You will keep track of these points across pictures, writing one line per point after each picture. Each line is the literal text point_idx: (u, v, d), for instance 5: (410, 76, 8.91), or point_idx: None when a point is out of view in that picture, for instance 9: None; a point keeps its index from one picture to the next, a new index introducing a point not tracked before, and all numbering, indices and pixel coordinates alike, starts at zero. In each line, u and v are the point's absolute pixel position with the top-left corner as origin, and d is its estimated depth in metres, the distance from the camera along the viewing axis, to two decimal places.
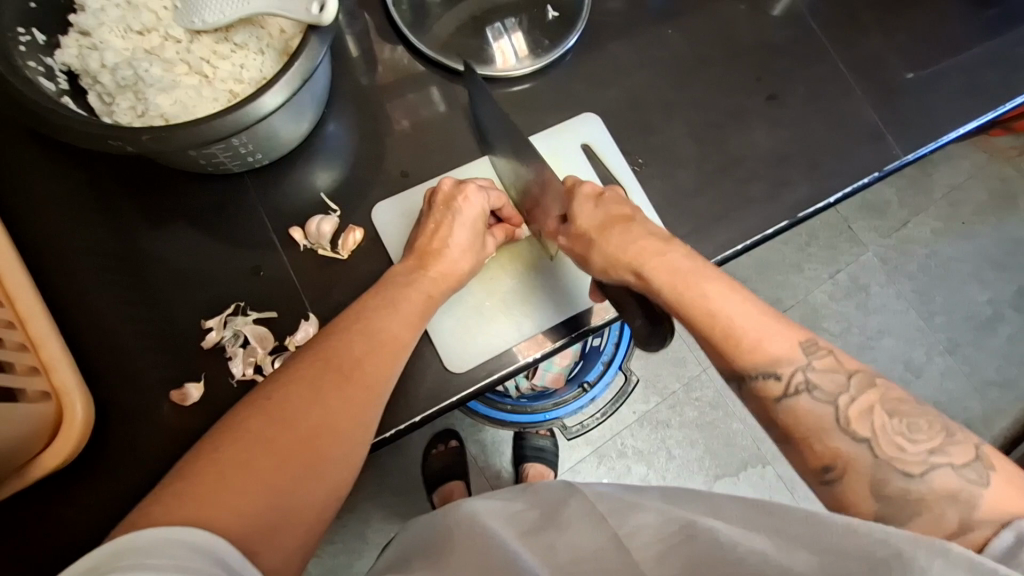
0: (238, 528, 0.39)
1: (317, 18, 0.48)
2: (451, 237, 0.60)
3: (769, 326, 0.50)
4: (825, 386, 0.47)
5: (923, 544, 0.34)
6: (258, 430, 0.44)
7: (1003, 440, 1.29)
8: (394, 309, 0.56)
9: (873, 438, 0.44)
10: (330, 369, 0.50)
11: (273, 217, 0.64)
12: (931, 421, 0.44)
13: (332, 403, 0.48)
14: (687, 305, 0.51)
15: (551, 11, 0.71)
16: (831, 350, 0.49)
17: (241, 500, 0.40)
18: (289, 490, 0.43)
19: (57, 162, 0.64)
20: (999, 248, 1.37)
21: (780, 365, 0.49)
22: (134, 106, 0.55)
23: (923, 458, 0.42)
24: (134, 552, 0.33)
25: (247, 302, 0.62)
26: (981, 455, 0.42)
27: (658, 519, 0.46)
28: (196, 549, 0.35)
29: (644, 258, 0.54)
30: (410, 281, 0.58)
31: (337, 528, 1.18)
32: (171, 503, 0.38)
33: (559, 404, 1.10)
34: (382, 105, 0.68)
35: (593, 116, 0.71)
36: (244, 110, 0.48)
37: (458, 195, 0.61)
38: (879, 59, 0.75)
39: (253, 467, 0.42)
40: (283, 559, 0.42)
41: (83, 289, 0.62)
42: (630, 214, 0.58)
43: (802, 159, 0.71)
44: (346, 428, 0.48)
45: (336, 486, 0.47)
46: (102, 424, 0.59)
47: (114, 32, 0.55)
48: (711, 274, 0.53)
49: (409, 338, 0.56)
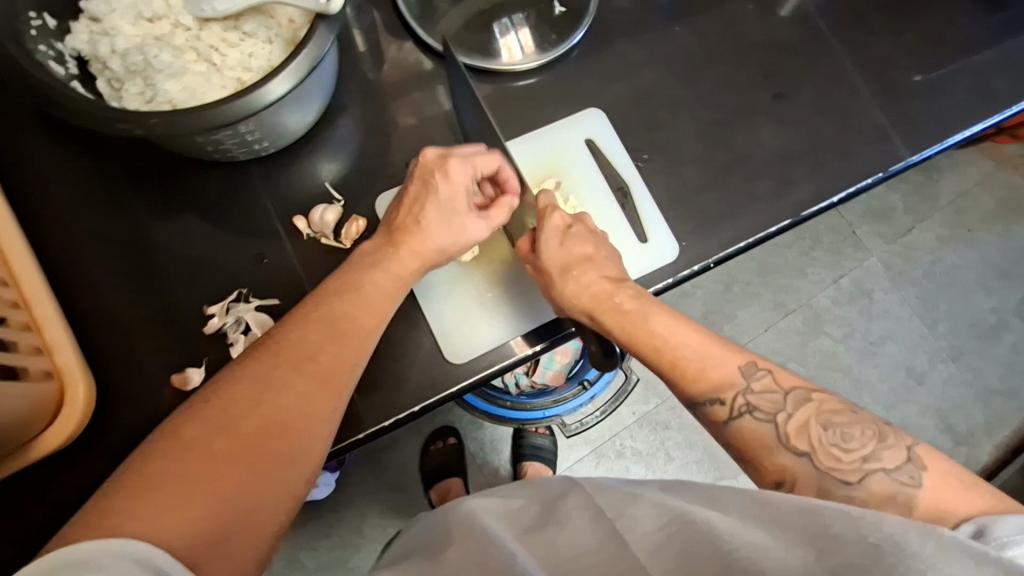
0: (176, 535, 0.39)
1: (325, 5, 0.50)
2: (427, 215, 0.59)
3: (713, 352, 0.53)
4: (765, 406, 0.49)
5: (920, 530, 0.36)
6: (207, 426, 0.45)
7: (1004, 448, 1.29)
8: (358, 294, 0.56)
9: (815, 454, 0.46)
10: (279, 360, 0.50)
11: (276, 206, 0.65)
12: (866, 428, 0.46)
13: (285, 395, 0.48)
14: (635, 344, 0.56)
15: (558, 7, 0.71)
16: (771, 371, 0.50)
17: (180, 506, 0.40)
18: (237, 492, 0.43)
19: (69, 149, 0.64)
20: (1005, 256, 1.37)
21: (723, 392, 0.51)
22: (143, 92, 0.55)
23: (862, 468, 0.45)
24: (70, 567, 0.35)
25: (249, 288, 0.63)
26: (912, 456, 0.44)
27: (651, 512, 0.46)
28: (138, 562, 0.36)
29: (597, 306, 0.58)
30: (378, 262, 0.58)
31: (334, 522, 1.18)
32: (109, 513, 0.39)
33: (558, 402, 1.09)
34: (387, 98, 0.69)
35: (596, 110, 0.71)
36: (252, 97, 0.49)
37: (438, 169, 0.59)
38: (887, 61, 0.75)
39: (197, 469, 0.43)
40: (228, 564, 0.41)
41: (89, 277, 0.62)
42: (592, 253, 0.61)
43: (806, 159, 0.71)
44: (302, 421, 0.48)
45: (291, 482, 0.47)
46: (105, 407, 0.59)
47: (126, 18, 0.55)
48: (657, 311, 0.56)
49: (375, 325, 0.56)
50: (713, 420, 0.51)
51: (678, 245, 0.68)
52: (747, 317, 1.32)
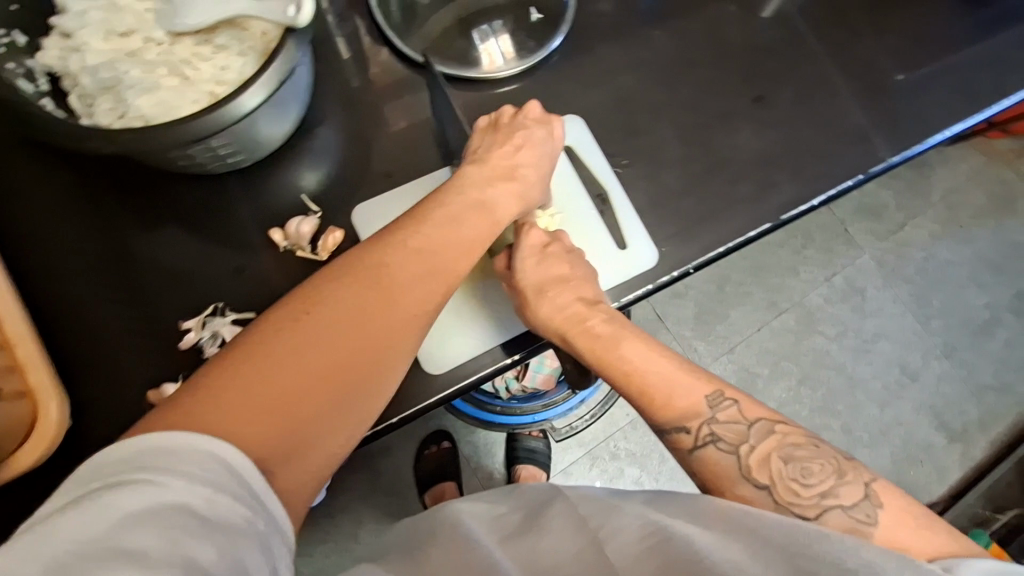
0: (258, 445, 0.40)
1: (292, 19, 0.49)
2: (521, 159, 0.62)
3: (682, 379, 0.53)
4: (729, 436, 0.50)
5: (900, 561, 0.38)
6: (303, 336, 0.45)
7: (999, 444, 1.29)
8: (451, 229, 0.55)
9: (774, 488, 0.47)
10: (375, 286, 0.49)
11: (254, 218, 0.64)
12: (825, 463, 0.47)
13: (376, 323, 0.48)
14: (606, 367, 0.56)
15: (535, 13, 0.71)
16: (736, 401, 0.51)
17: (267, 417, 0.41)
18: (320, 410, 0.44)
19: (50, 164, 0.64)
20: (998, 251, 1.37)
21: (688, 421, 0.51)
22: (115, 108, 0.55)
23: (820, 504, 0.45)
24: (166, 455, 0.36)
25: (226, 302, 0.62)
26: (870, 493, 0.45)
27: (637, 523, 0.46)
28: (224, 465, 0.38)
29: (569, 327, 0.58)
30: (478, 195, 0.59)
31: (328, 528, 1.18)
32: (201, 405, 0.40)
33: (547, 406, 1.08)
34: (367, 106, 0.69)
35: (574, 117, 0.71)
36: (221, 112, 0.49)
37: (547, 126, 0.64)
38: (869, 61, 0.74)
39: (288, 381, 0.43)
40: (299, 479, 0.43)
41: (70, 291, 0.62)
42: (569, 274, 0.61)
43: (788, 161, 0.71)
44: (387, 355, 0.48)
45: (370, 411, 0.47)
46: (82, 424, 0.59)
47: (97, 34, 0.55)
48: (628, 337, 0.57)
49: (463, 265, 0.55)
50: (678, 447, 0.52)
51: (657, 251, 0.67)
52: (740, 317, 1.32)
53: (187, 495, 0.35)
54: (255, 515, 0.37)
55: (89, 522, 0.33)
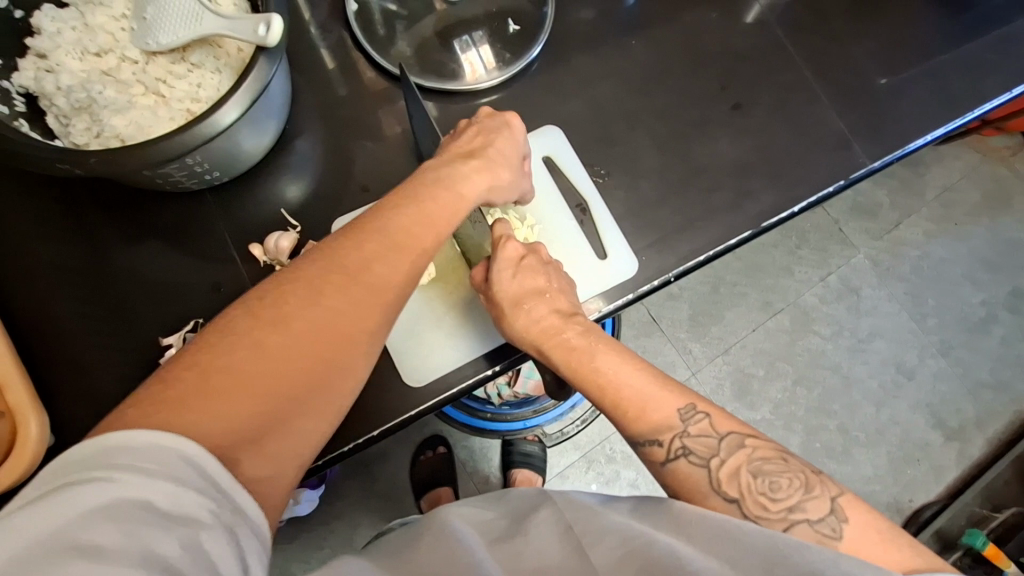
0: (219, 437, 0.39)
1: (263, 39, 0.49)
2: (487, 147, 0.61)
3: (657, 393, 0.54)
4: (700, 449, 0.50)
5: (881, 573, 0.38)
6: (259, 324, 0.44)
7: (996, 443, 1.29)
8: (419, 207, 0.54)
9: (743, 502, 0.48)
10: (333, 265, 0.48)
11: (233, 234, 0.65)
12: (793, 477, 0.47)
13: (339, 302, 0.47)
14: (582, 380, 0.57)
15: (512, 24, 0.71)
16: (708, 414, 0.51)
17: (227, 407, 0.40)
18: (282, 397, 0.42)
19: (31, 184, 0.65)
20: (994, 248, 1.36)
21: (661, 433, 0.52)
22: (90, 127, 0.55)
23: (787, 518, 0.46)
24: (128, 454, 0.35)
25: (206, 318, 0.63)
26: (836, 507, 0.46)
27: (617, 544, 0.45)
28: (188, 463, 0.36)
29: (545, 340, 0.59)
30: (444, 179, 0.57)
31: (324, 534, 1.19)
32: (155, 403, 0.38)
33: (538, 412, 1.08)
34: (346, 119, 0.69)
35: (553, 127, 0.71)
36: (192, 132, 0.49)
37: (504, 125, 0.63)
38: (852, 64, 0.74)
39: (247, 368, 0.41)
40: (270, 470, 0.41)
41: (52, 310, 0.63)
42: (545, 286, 0.61)
43: (770, 167, 0.71)
44: (353, 334, 0.47)
45: (339, 393, 0.46)
46: (66, 442, 0.60)
47: (71, 54, 0.56)
48: (603, 349, 0.57)
49: (433, 239, 0.53)
50: (651, 459, 0.53)
51: (635, 261, 0.68)
52: (734, 318, 1.32)
53: (149, 491, 0.34)
54: (222, 507, 0.37)
55: (49, 518, 0.32)
